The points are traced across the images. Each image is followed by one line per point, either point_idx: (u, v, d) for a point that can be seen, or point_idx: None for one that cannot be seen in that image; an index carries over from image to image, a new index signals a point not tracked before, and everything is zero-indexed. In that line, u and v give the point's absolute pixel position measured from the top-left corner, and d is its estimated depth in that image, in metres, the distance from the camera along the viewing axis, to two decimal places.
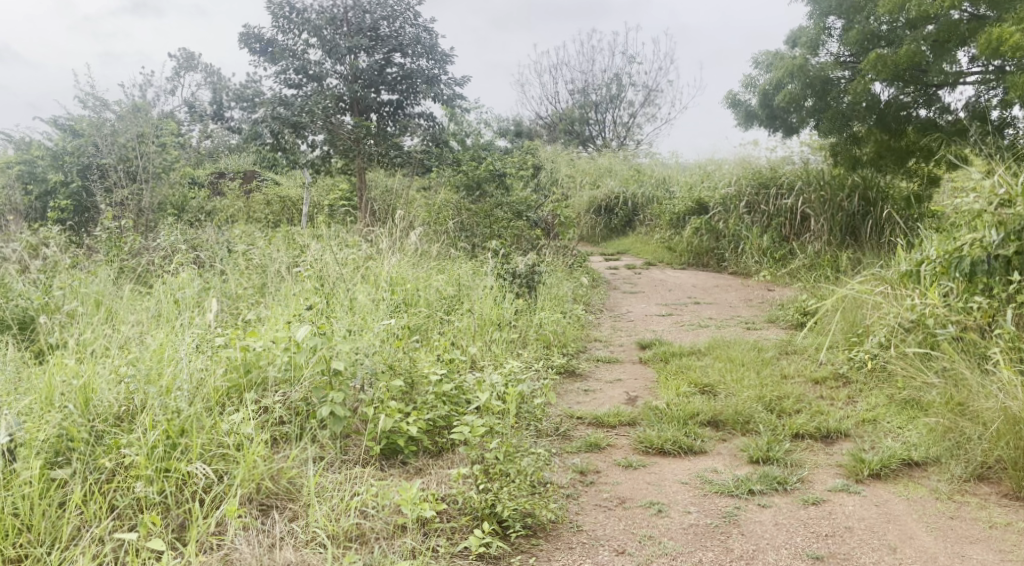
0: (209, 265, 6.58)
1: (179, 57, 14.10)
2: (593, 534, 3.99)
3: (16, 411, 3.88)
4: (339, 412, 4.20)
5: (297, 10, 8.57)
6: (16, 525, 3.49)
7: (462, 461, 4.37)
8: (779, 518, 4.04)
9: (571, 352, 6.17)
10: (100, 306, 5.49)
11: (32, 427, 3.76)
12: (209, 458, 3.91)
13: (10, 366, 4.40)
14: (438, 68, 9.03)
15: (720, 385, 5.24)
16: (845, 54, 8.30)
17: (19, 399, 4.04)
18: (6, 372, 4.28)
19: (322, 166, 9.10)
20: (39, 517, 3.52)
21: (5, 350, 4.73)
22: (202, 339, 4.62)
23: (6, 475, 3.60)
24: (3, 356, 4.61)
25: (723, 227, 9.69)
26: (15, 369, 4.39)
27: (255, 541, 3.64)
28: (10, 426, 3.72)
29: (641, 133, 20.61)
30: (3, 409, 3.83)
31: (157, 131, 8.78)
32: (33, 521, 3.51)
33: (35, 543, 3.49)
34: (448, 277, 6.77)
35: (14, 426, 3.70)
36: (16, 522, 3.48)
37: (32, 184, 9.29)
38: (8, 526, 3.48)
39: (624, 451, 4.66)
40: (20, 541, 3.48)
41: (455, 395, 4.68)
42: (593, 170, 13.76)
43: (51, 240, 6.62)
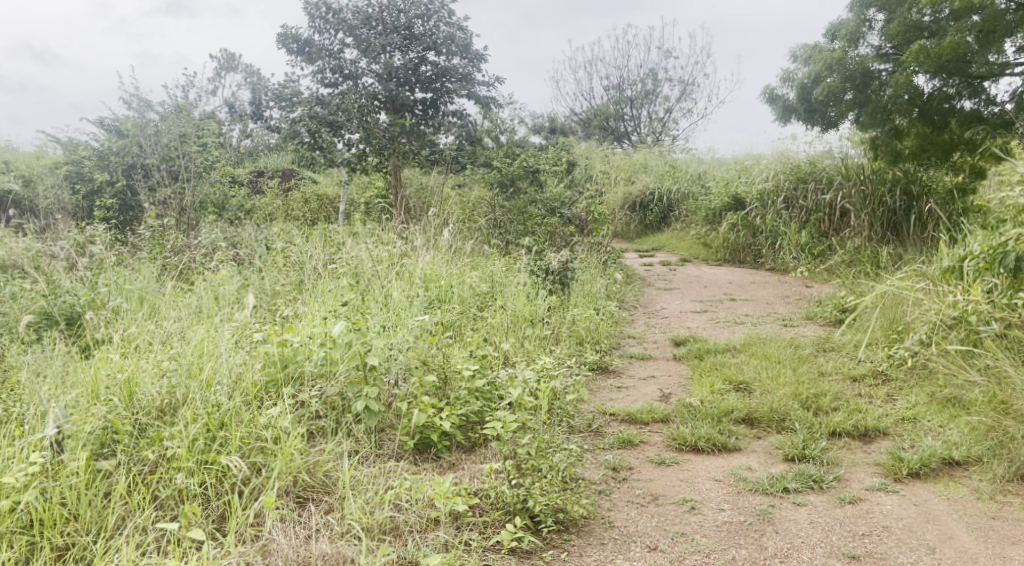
0: (249, 262, 6.68)
1: (220, 59, 14.24)
2: (625, 530, 4.01)
3: (63, 403, 3.97)
4: (373, 407, 4.26)
5: (333, 10, 8.65)
6: (65, 514, 3.60)
7: (495, 456, 4.39)
8: (815, 516, 4.02)
9: (605, 349, 6.16)
10: (144, 303, 5.59)
11: (79, 419, 3.85)
12: (249, 450, 3.97)
13: (56, 359, 4.51)
14: (472, 66, 9.06)
15: (756, 382, 5.19)
16: (886, 47, 8.09)
17: (67, 391, 4.15)
18: (54, 366, 4.38)
19: (358, 165, 9.16)
20: (85, 507, 3.61)
21: (54, 346, 4.83)
22: (242, 334, 4.71)
23: (54, 466, 3.72)
24: (51, 350, 4.72)
25: (759, 223, 9.60)
26: (62, 362, 4.50)
27: (292, 533, 3.71)
28: (58, 418, 3.81)
29: (677, 129, 20.43)
30: (51, 402, 3.93)
31: (200, 130, 8.90)
32: (81, 510, 3.60)
33: (82, 532, 3.59)
34: (481, 273, 6.80)
35: (63, 419, 3.80)
36: (65, 511, 3.58)
37: (80, 183, 9.49)
38: (57, 514, 3.58)
39: (658, 448, 4.65)
40: (68, 529, 3.58)
41: (489, 391, 4.73)
42: (627, 165, 13.67)
43: (97, 237, 6.71)
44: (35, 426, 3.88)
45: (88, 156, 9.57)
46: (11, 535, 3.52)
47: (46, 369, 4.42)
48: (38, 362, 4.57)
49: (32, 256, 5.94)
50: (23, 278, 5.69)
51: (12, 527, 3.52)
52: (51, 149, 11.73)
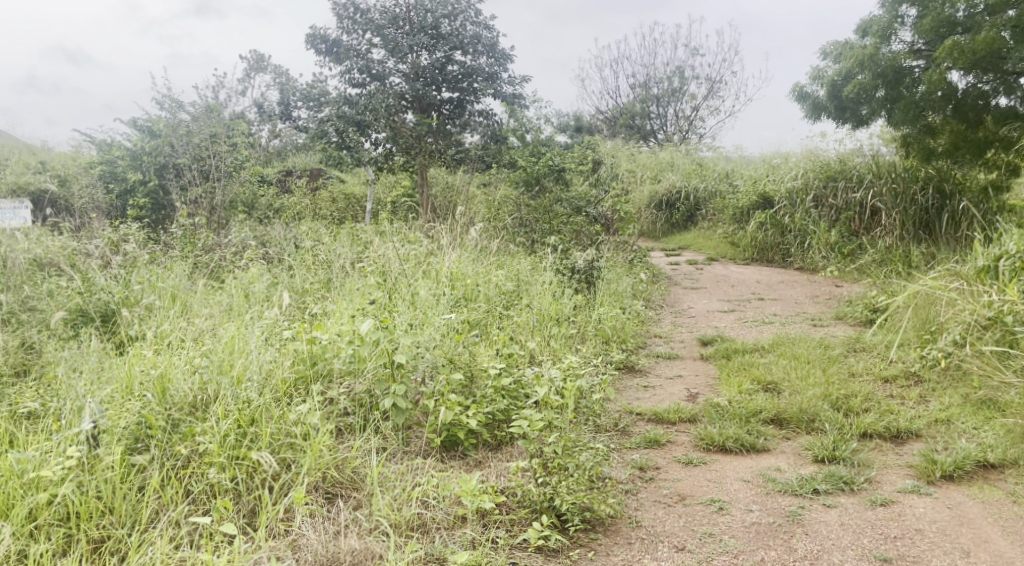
0: (278, 260, 6.73)
1: (249, 59, 14.34)
2: (652, 530, 3.99)
3: (99, 398, 4.02)
4: (401, 405, 4.28)
5: (361, 10, 8.68)
6: (100, 507, 3.64)
7: (521, 454, 4.40)
8: (845, 518, 3.99)
9: (631, 348, 6.14)
10: (176, 300, 5.65)
11: (114, 414, 3.90)
12: (278, 446, 4.00)
13: (92, 355, 4.56)
14: (499, 65, 9.07)
15: (785, 382, 5.15)
16: (920, 43, 7.99)
17: (102, 387, 4.20)
18: (90, 362, 4.44)
19: (384, 163, 9.18)
20: (120, 500, 3.66)
21: (90, 342, 4.90)
22: (272, 332, 4.75)
23: (90, 460, 3.76)
24: (87, 347, 4.78)
25: (788, 222, 9.52)
26: (97, 358, 4.55)
27: (321, 528, 3.73)
28: (94, 413, 3.83)
29: (704, 126, 20.30)
30: (87, 398, 3.98)
31: (230, 130, 8.98)
32: (116, 503, 3.65)
33: (117, 525, 3.63)
34: (507, 272, 6.79)
35: (99, 414, 3.83)
36: (100, 504, 3.63)
37: (113, 183, 9.62)
38: (93, 507, 3.63)
39: (685, 448, 4.63)
40: (104, 522, 3.62)
41: (514, 389, 4.71)
42: (653, 164, 13.61)
43: (131, 236, 6.78)
44: (71, 421, 3.94)
45: (121, 156, 9.67)
46: (47, 528, 3.57)
47: (83, 364, 4.48)
48: (75, 358, 4.63)
49: (67, 255, 5.99)
50: (60, 276, 5.75)
51: (49, 520, 3.57)
52: (85, 149, 11.87)
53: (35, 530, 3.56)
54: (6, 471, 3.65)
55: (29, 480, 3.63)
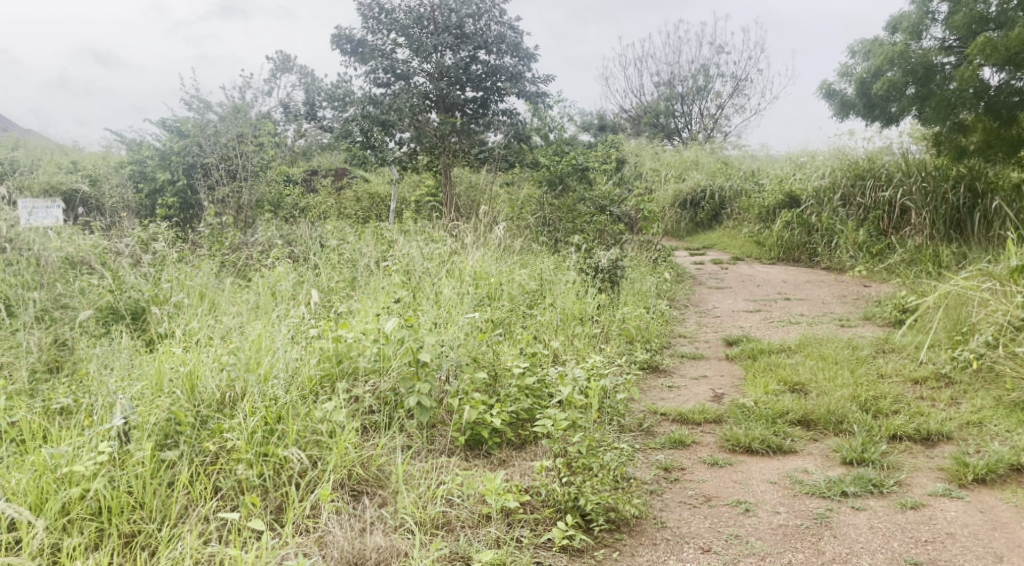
0: (304, 259, 6.76)
1: (274, 60, 14.41)
2: (677, 531, 3.96)
3: (130, 395, 4.07)
4: (425, 403, 4.29)
5: (386, 10, 8.70)
6: (131, 502, 3.67)
7: (545, 453, 4.38)
8: (875, 521, 3.94)
9: (655, 348, 6.10)
10: (204, 298, 5.69)
11: (145, 411, 3.93)
12: (305, 443, 4.02)
13: (123, 352, 4.60)
14: (523, 65, 9.06)
15: (812, 384, 5.10)
16: (951, 39, 7.93)
17: (133, 384, 4.23)
18: (121, 359, 4.48)
19: (409, 163, 9.29)
20: (151, 495, 3.68)
21: (120, 340, 4.94)
22: (298, 331, 4.77)
23: (121, 455, 3.79)
24: (118, 344, 4.82)
25: (815, 221, 9.44)
26: (128, 355, 4.58)
27: (347, 525, 3.74)
28: (125, 410, 3.90)
29: (729, 125, 20.16)
30: (118, 394, 4.02)
31: (257, 130, 9.03)
32: (147, 499, 3.68)
33: (147, 520, 3.65)
34: (531, 271, 6.78)
35: (129, 410, 3.89)
36: (131, 499, 3.65)
37: (143, 182, 9.70)
38: (124, 502, 3.65)
39: (710, 449, 4.59)
40: (134, 517, 3.65)
41: (538, 388, 4.69)
42: (678, 162, 13.54)
43: (160, 235, 6.84)
44: (103, 417, 3.97)
45: (151, 155, 9.76)
46: (80, 522, 3.59)
47: (114, 361, 4.52)
48: (106, 355, 4.67)
49: (99, 253, 6.04)
50: (91, 274, 5.79)
51: (81, 514, 3.60)
52: (116, 149, 11.98)
53: (68, 524, 3.58)
54: (39, 465, 3.68)
55: (62, 474, 3.66)
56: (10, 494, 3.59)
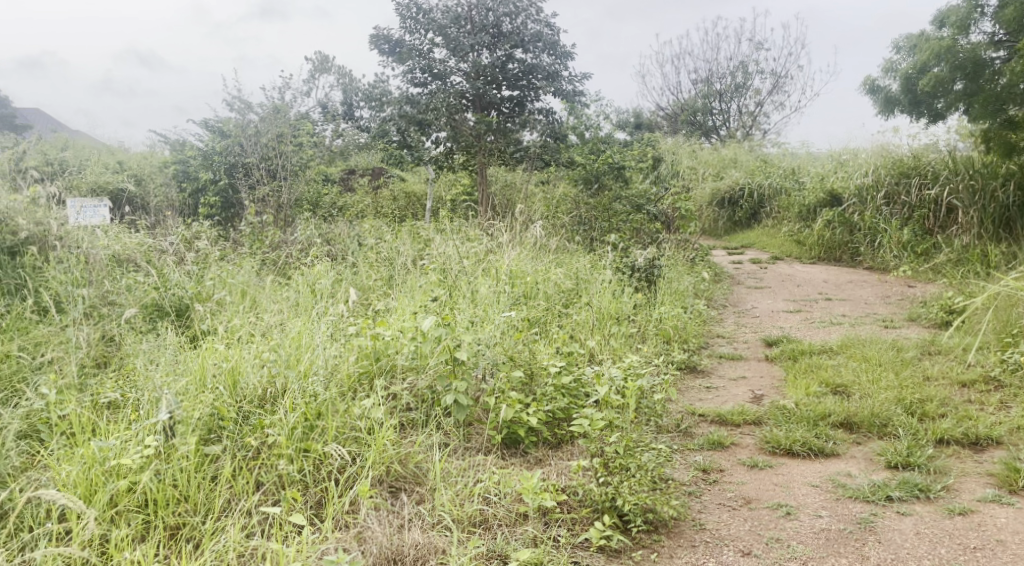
0: (342, 258, 6.80)
1: (313, 60, 14.52)
2: (717, 533, 3.92)
3: (174, 390, 4.11)
4: (463, 401, 4.28)
5: (424, 10, 8.73)
6: (176, 495, 3.69)
7: (582, 453, 4.36)
8: (921, 526, 3.87)
9: (693, 348, 6.04)
10: (246, 296, 5.74)
11: (189, 405, 3.97)
12: (344, 440, 4.04)
13: (168, 348, 4.65)
14: (560, 63, 9.02)
15: (855, 385, 5.01)
16: (1000, 33, 7.74)
17: (177, 379, 4.28)
18: (166, 355, 4.53)
19: (445, 162, 9.30)
20: (195, 489, 3.71)
21: (164, 336, 5.00)
22: (336, 328, 4.80)
23: (166, 450, 3.81)
24: (164, 340, 4.86)
25: (857, 220, 9.30)
26: (173, 351, 4.64)
27: (386, 521, 3.74)
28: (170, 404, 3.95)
29: (768, 122, 19.94)
30: (163, 389, 4.06)
31: (296, 130, 9.11)
32: (191, 492, 3.70)
33: (191, 512, 3.68)
34: (567, 270, 6.75)
35: (174, 405, 3.88)
36: (176, 492, 3.68)
37: (186, 182, 9.82)
38: (169, 495, 3.68)
39: (749, 451, 4.53)
40: (179, 510, 3.67)
41: (575, 388, 4.66)
42: (716, 161, 13.45)
43: (203, 234, 6.91)
44: (149, 411, 4.01)
45: (194, 155, 9.90)
46: (127, 514, 3.62)
47: (159, 357, 4.58)
48: (152, 351, 4.72)
49: (144, 251, 6.14)
50: (137, 271, 5.90)
51: (129, 506, 3.63)
52: (160, 149, 12.14)
53: (116, 516, 3.61)
54: (89, 458, 3.71)
55: (110, 467, 3.69)
56: (60, 486, 3.63)
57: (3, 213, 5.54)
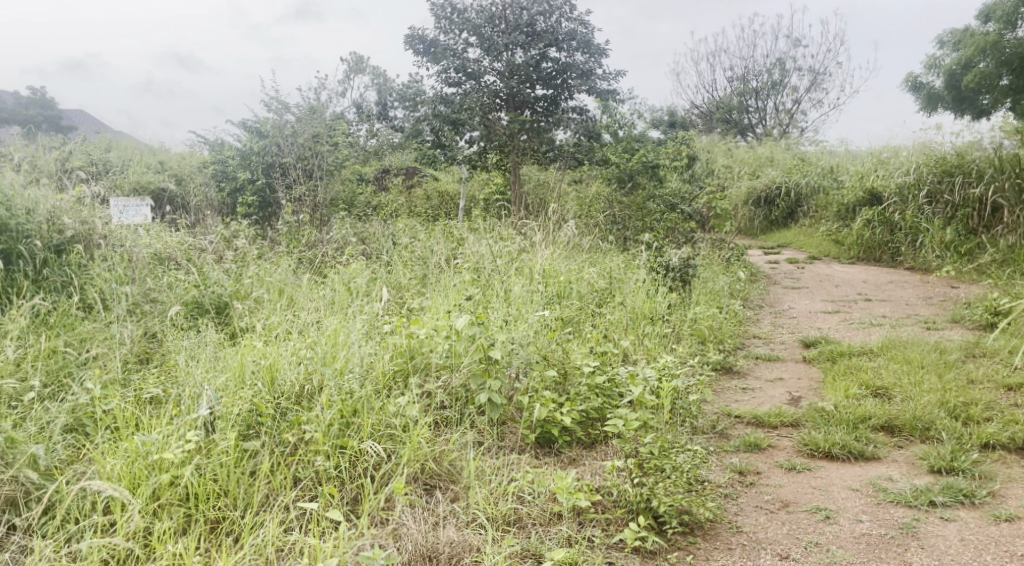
0: (377, 257, 6.83)
1: (348, 60, 14.60)
2: (754, 537, 3.87)
3: (214, 386, 4.16)
4: (496, 400, 4.27)
5: (458, 10, 8.76)
6: (216, 489, 3.72)
7: (616, 454, 4.32)
8: (965, 533, 3.79)
9: (729, 349, 5.97)
10: (283, 294, 5.79)
11: (229, 401, 4.02)
12: (379, 437, 4.04)
13: (209, 345, 4.69)
14: (594, 61, 8.97)
15: (896, 388, 4.93)
16: None
17: (217, 375, 4.33)
18: (206, 352, 4.58)
19: (479, 162, 9.32)
20: (235, 484, 3.74)
21: (204, 333, 5.05)
22: (371, 326, 4.81)
23: (207, 445, 3.85)
24: (205, 337, 4.91)
25: (898, 220, 9.14)
26: (213, 348, 4.68)
27: (421, 518, 3.75)
28: (211, 400, 4.00)
29: (806, 120, 19.70)
30: (203, 385, 4.11)
31: (332, 131, 9.18)
32: (231, 486, 3.73)
33: (231, 506, 3.70)
34: (600, 270, 6.71)
35: (215, 400, 4.00)
36: (216, 487, 3.71)
37: (225, 182, 9.92)
38: (209, 489, 3.71)
39: (787, 453, 4.47)
40: (219, 504, 3.70)
41: (609, 388, 4.62)
42: (753, 159, 13.34)
43: (241, 233, 6.97)
44: (190, 407, 4.05)
45: (232, 156, 10.00)
46: (169, 507, 3.64)
47: (200, 353, 4.63)
48: (193, 348, 4.77)
49: (185, 249, 6.21)
50: (177, 269, 5.97)
51: (171, 499, 3.65)
52: (199, 149, 12.29)
53: (158, 509, 3.64)
54: (132, 452, 3.75)
55: (152, 461, 3.72)
56: (104, 479, 3.67)
57: (50, 213, 5.67)
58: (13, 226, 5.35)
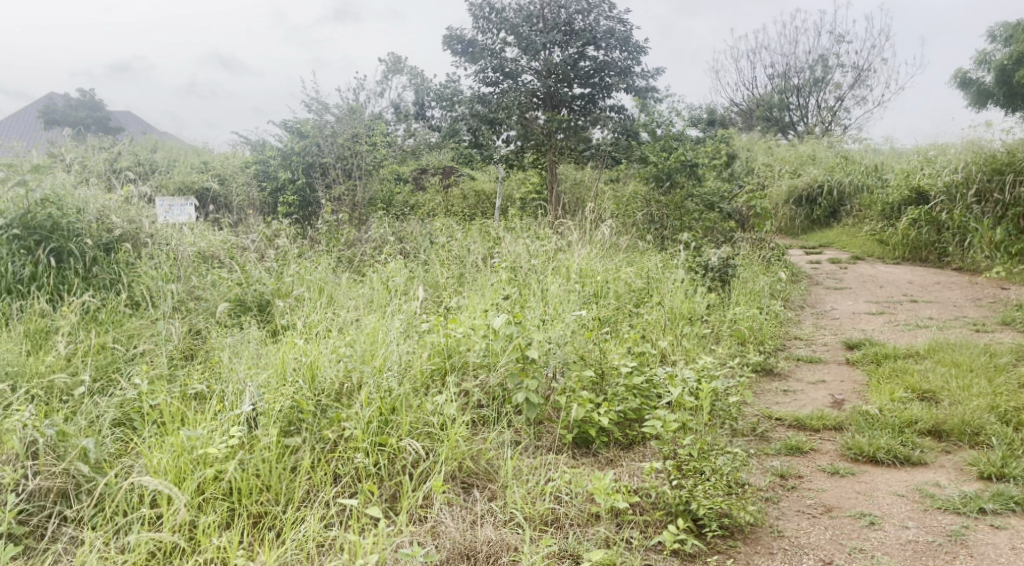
0: (414, 256, 6.83)
1: (387, 60, 14.64)
2: (796, 541, 3.80)
3: (257, 383, 4.18)
4: (534, 400, 4.23)
5: (496, 9, 8.76)
6: (259, 484, 3.74)
7: (655, 455, 4.27)
8: (1016, 541, 3.70)
9: (770, 350, 5.88)
10: (323, 292, 5.81)
11: (271, 397, 4.04)
12: (417, 435, 4.04)
13: (251, 342, 4.72)
14: (632, 59, 8.89)
15: (944, 392, 4.81)
16: None
17: (259, 371, 4.36)
18: (249, 348, 4.60)
19: (515, 161, 9.28)
20: (276, 479, 3.75)
21: (247, 329, 5.08)
22: (410, 325, 4.80)
23: (250, 440, 3.87)
24: (247, 334, 4.94)
25: (945, 219, 8.94)
26: (256, 345, 4.70)
27: (458, 516, 3.74)
28: (254, 397, 4.02)
29: (849, 117, 19.36)
30: (246, 382, 4.13)
31: (371, 131, 9.23)
32: (273, 481, 3.74)
33: (273, 501, 3.72)
34: (638, 269, 6.65)
35: (257, 397, 4.01)
36: (259, 482, 3.73)
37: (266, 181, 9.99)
38: (252, 484, 3.73)
39: (830, 457, 4.38)
40: (261, 498, 3.72)
41: (647, 389, 4.55)
42: (794, 158, 13.15)
43: (281, 232, 7.01)
44: (234, 403, 4.08)
45: (274, 156, 10.08)
46: (214, 501, 3.67)
47: (243, 350, 4.65)
48: (237, 345, 4.80)
49: (227, 248, 6.27)
50: (220, 267, 6.02)
51: (215, 494, 3.67)
52: (242, 149, 12.42)
53: (203, 503, 3.67)
54: (178, 446, 3.77)
55: (197, 455, 3.75)
56: (151, 472, 3.70)
57: (99, 212, 5.83)
58: (65, 225, 5.57)
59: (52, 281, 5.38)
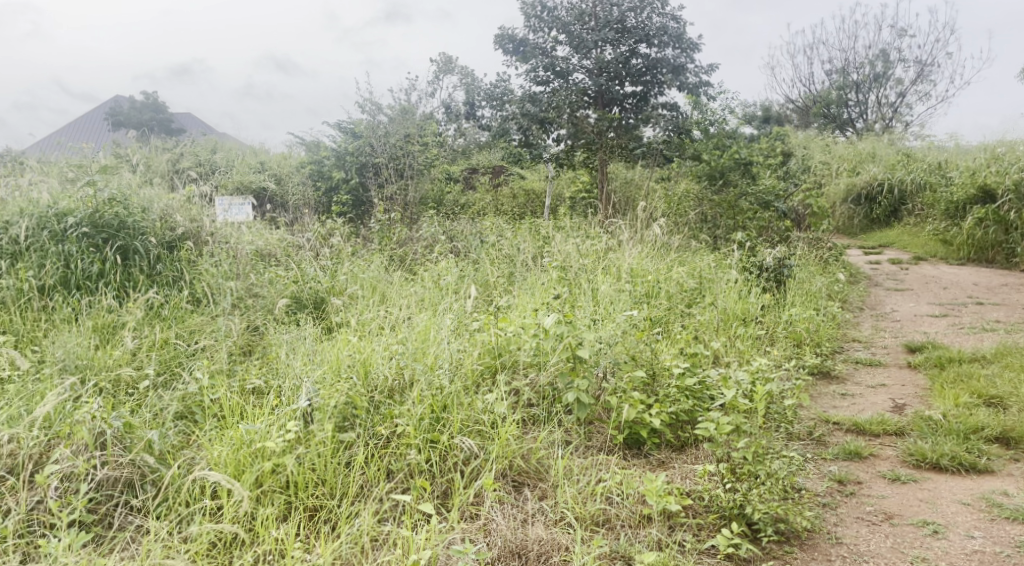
0: (465, 255, 6.82)
1: (438, 61, 14.67)
2: (855, 549, 3.69)
3: (312, 379, 4.20)
4: (585, 400, 4.16)
5: (548, 8, 8.71)
6: (315, 478, 3.74)
7: (709, 457, 4.19)
8: None
9: (826, 352, 5.74)
10: (376, 290, 5.83)
11: (326, 393, 4.05)
12: (468, 432, 4.01)
13: (306, 339, 4.75)
14: (686, 56, 8.75)
15: (1012, 397, 4.64)
16: None
17: (314, 368, 4.38)
18: (306, 345, 4.62)
19: (565, 160, 9.18)
20: (332, 473, 3.76)
21: (303, 326, 5.12)
22: (460, 324, 4.78)
23: (305, 435, 3.88)
24: (302, 331, 4.98)
25: (1014, 219, 8.65)
26: (310, 342, 4.72)
27: (510, 514, 3.71)
28: (310, 392, 4.04)
29: (911, 114, 18.89)
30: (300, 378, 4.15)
31: (423, 130, 9.26)
32: (328, 476, 3.75)
33: (327, 496, 3.72)
34: (691, 269, 6.54)
35: (313, 393, 4.02)
36: (315, 475, 3.73)
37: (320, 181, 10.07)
38: (308, 478, 3.73)
39: (890, 463, 4.25)
40: (317, 492, 3.72)
41: (699, 390, 4.44)
42: (853, 156, 12.88)
43: (335, 230, 7.05)
44: (289, 398, 4.13)
45: (327, 155, 10.15)
46: (271, 494, 3.69)
47: (300, 347, 4.66)
48: (293, 341, 4.83)
49: (284, 246, 6.35)
50: (276, 265, 6.08)
51: (273, 487, 3.69)
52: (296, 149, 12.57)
53: (261, 495, 3.69)
54: (237, 440, 3.81)
55: (255, 449, 3.78)
56: (212, 464, 3.74)
57: (162, 212, 5.96)
58: (131, 223, 5.67)
59: (118, 277, 5.44)
